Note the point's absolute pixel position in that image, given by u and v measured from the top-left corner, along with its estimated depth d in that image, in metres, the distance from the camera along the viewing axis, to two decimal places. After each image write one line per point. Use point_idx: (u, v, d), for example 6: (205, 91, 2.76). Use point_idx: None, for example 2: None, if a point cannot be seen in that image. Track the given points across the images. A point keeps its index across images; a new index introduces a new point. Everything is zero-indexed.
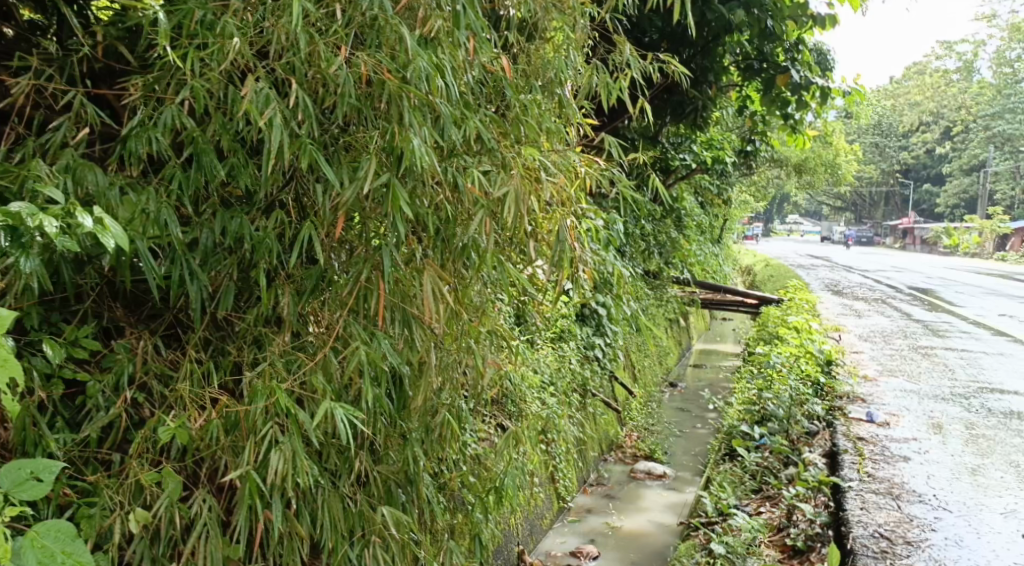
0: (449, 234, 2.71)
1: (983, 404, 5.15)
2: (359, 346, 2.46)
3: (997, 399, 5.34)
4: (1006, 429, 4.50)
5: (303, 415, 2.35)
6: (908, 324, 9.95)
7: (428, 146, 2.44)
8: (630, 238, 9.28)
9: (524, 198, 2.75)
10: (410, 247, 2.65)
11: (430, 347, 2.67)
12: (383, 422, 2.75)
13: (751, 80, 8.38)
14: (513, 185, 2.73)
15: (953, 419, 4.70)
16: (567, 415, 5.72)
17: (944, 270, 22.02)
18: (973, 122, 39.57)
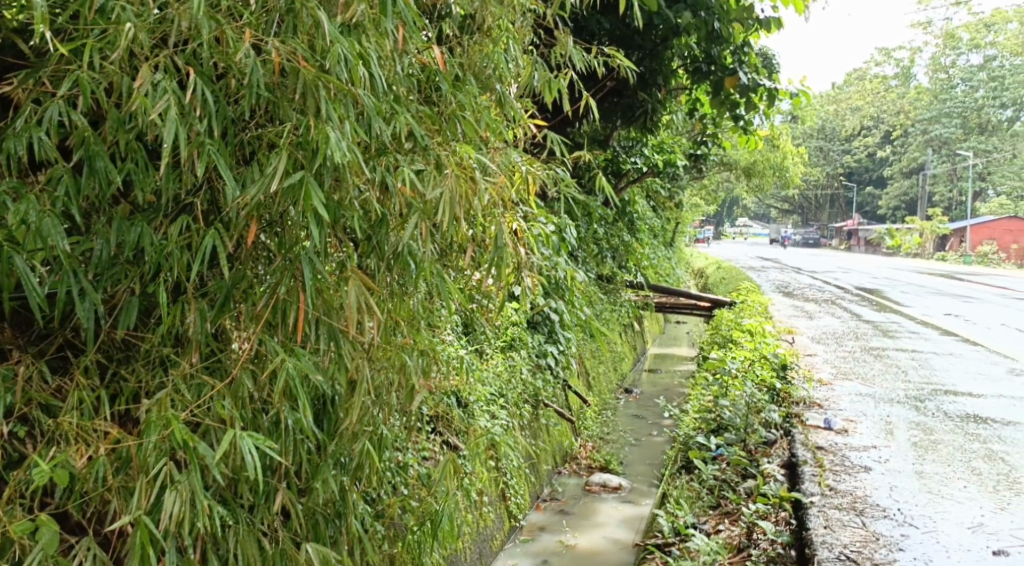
0: (381, 239, 2.51)
1: (937, 407, 5.05)
2: (286, 360, 2.24)
3: (951, 401, 5.26)
4: (963, 433, 4.40)
5: (202, 448, 2.13)
6: (858, 325, 9.94)
7: (350, 142, 2.25)
8: (582, 243, 9.12)
9: (459, 200, 2.58)
10: (336, 254, 2.44)
11: (359, 363, 2.45)
12: (310, 447, 2.55)
13: (700, 83, 8.28)
14: (447, 185, 2.53)
15: (908, 423, 4.59)
16: (518, 428, 5.50)
17: (890, 271, 22.27)
18: (912, 126, 40.35)
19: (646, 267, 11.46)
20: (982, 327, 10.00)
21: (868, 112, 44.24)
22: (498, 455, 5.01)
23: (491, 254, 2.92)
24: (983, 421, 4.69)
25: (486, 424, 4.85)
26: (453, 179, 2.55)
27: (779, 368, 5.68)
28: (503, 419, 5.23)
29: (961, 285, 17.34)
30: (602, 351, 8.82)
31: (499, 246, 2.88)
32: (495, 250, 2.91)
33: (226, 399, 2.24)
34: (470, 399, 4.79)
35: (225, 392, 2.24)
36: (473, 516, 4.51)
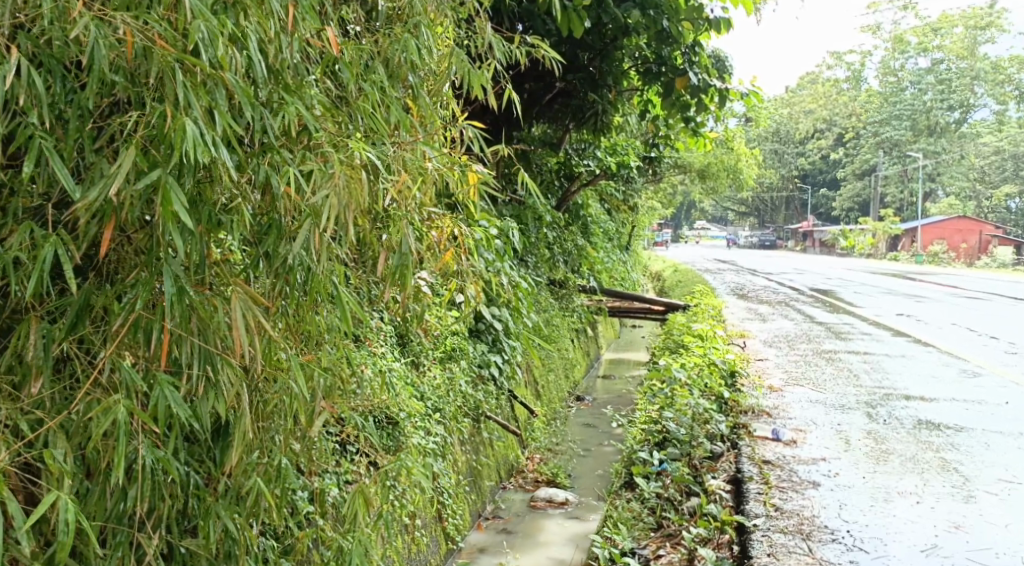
0: (273, 247, 2.22)
1: (888, 413, 4.86)
2: (119, 400, 1.97)
3: (903, 406, 5.07)
4: (915, 442, 4.20)
5: (11, 506, 1.84)
6: (811, 327, 9.80)
7: (215, 134, 1.95)
8: (533, 247, 8.89)
9: (347, 203, 2.27)
10: (214, 264, 2.15)
11: (238, 389, 2.17)
12: (193, 484, 2.30)
13: (651, 84, 8.08)
14: (335, 186, 2.24)
15: (858, 431, 4.38)
16: (456, 443, 5.22)
17: (844, 272, 22.31)
18: (865, 127, 40.79)
19: (600, 271, 11.25)
20: (934, 327, 9.92)
21: (822, 115, 44.68)
22: (434, 474, 4.72)
23: (392, 263, 2.66)
24: (936, 428, 4.51)
25: (415, 443, 4.52)
26: (345, 180, 2.27)
27: (728, 375, 5.47)
28: (440, 435, 4.94)
29: (913, 285, 17.37)
30: (553, 358, 8.56)
31: (402, 254, 2.61)
32: (397, 259, 2.64)
33: (60, 439, 1.95)
34: (402, 415, 4.49)
35: (59, 430, 1.96)
36: (402, 541, 4.24)
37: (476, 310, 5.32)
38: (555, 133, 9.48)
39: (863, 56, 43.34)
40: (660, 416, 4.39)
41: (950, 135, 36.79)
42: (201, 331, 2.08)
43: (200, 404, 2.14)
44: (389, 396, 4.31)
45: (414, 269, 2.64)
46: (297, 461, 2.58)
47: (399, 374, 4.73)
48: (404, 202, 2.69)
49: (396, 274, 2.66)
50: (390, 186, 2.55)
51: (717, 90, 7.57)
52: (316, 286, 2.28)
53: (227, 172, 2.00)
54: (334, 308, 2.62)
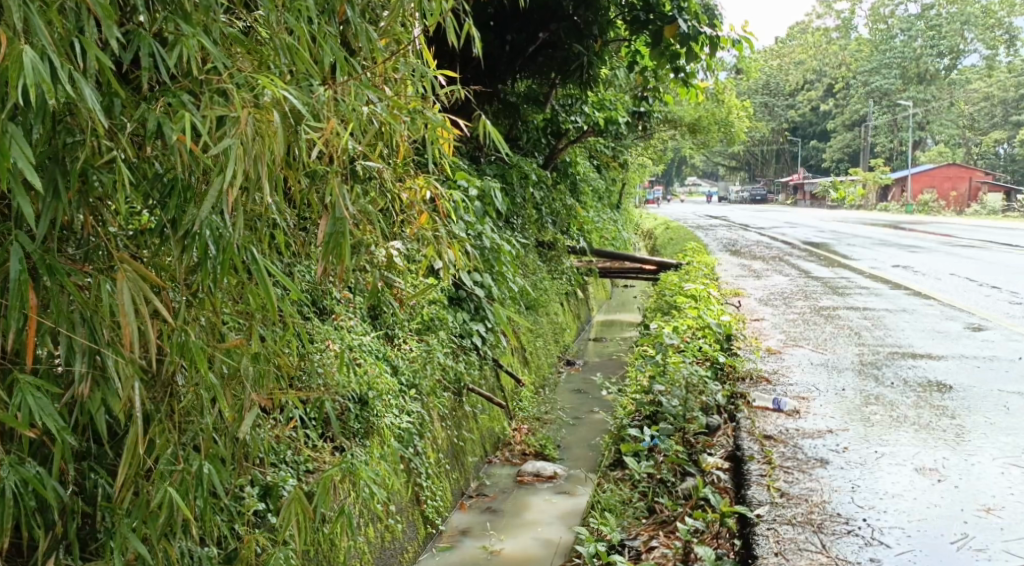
0: (180, 211, 1.97)
1: (895, 374, 4.52)
2: None
3: (911, 366, 4.73)
4: (928, 406, 3.86)
5: None
6: (807, 282, 9.45)
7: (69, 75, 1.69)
8: (518, 208, 8.53)
9: (256, 154, 1.93)
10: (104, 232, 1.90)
11: (137, 381, 1.92)
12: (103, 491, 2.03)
13: (639, 33, 7.66)
14: (242, 134, 1.91)
15: (865, 397, 4.04)
16: (434, 420, 4.88)
17: (835, 225, 21.99)
18: (856, 77, 40.25)
19: (591, 231, 10.87)
20: (932, 278, 9.61)
21: (813, 66, 44.25)
22: (409, 454, 4.39)
23: (327, 230, 2.33)
24: (947, 390, 4.18)
25: (385, 423, 4.16)
26: (256, 127, 1.93)
27: (723, 340, 5.10)
28: (417, 412, 4.60)
29: (905, 236, 17.08)
30: (539, 323, 8.22)
31: (334, 220, 2.28)
32: (332, 226, 2.32)
33: None
34: (372, 394, 4.13)
35: None
36: (372, 530, 3.91)
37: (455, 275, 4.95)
38: (540, 89, 9.10)
39: (853, 4, 42.83)
40: (652, 387, 4.05)
41: (940, 82, 36.52)
42: (85, 318, 1.85)
43: (89, 405, 1.88)
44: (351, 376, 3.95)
45: (349, 236, 2.31)
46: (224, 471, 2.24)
47: (365, 350, 4.37)
48: (335, 152, 2.34)
49: (331, 243, 2.33)
50: (318, 136, 2.17)
51: (708, 37, 7.18)
52: (229, 258, 1.98)
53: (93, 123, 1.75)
54: (239, 284, 2.21)
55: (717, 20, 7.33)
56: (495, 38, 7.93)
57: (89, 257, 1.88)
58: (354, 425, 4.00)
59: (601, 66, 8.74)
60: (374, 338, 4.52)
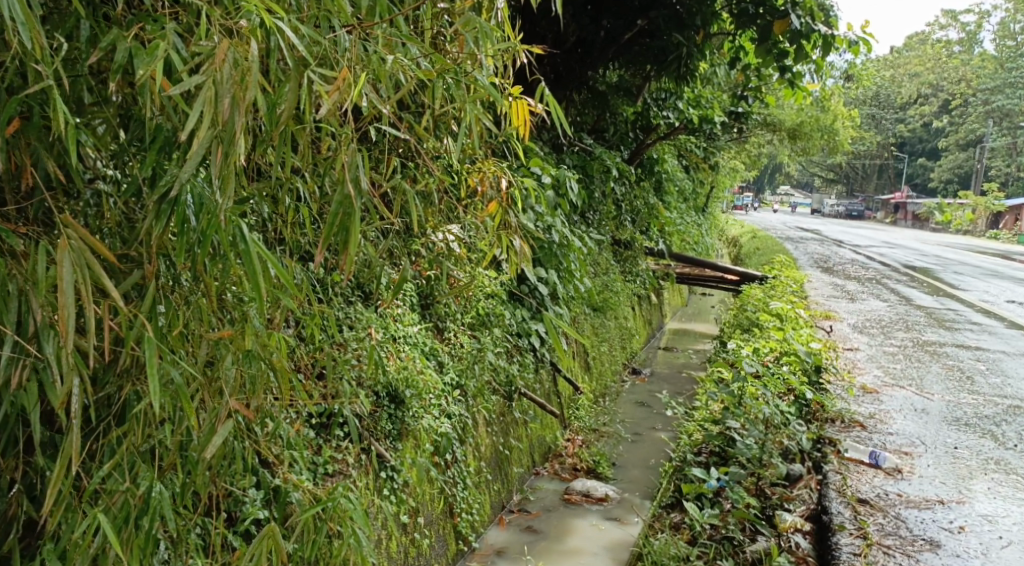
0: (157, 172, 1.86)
1: (1017, 436, 3.93)
2: None
3: None
4: None
5: None
6: (908, 311, 8.74)
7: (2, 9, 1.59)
8: (596, 203, 8.10)
9: (233, 102, 1.73)
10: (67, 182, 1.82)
11: (80, 372, 1.76)
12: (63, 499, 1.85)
13: (747, 27, 7.04)
14: (214, 73, 1.72)
15: (982, 462, 3.51)
16: (479, 425, 4.48)
17: (939, 247, 20.82)
18: (971, 96, 38.34)
19: (671, 234, 10.33)
20: None
21: (928, 80, 42.31)
22: (446, 462, 3.94)
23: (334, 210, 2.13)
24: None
25: (417, 425, 3.66)
26: (235, 67, 1.74)
27: (813, 371, 4.53)
28: (460, 414, 4.15)
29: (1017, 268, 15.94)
30: (605, 327, 7.79)
31: (341, 199, 2.11)
32: (341, 206, 2.13)
33: None
34: (409, 392, 3.61)
35: None
36: (404, 548, 3.50)
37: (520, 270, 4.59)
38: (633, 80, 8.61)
39: (977, 18, 40.74)
40: (725, 424, 3.65)
41: None
42: (24, 296, 1.71)
43: (20, 396, 1.74)
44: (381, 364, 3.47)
45: (359, 220, 2.12)
46: (185, 496, 2.08)
47: (409, 343, 3.98)
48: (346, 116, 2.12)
49: (336, 225, 2.13)
50: (327, 88, 1.92)
51: (819, 35, 6.44)
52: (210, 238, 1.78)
53: (40, 59, 1.68)
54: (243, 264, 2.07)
55: (834, 18, 6.62)
56: (591, 23, 7.42)
57: (37, 214, 1.79)
58: (386, 427, 3.51)
59: (701, 61, 8.17)
60: (421, 333, 4.15)
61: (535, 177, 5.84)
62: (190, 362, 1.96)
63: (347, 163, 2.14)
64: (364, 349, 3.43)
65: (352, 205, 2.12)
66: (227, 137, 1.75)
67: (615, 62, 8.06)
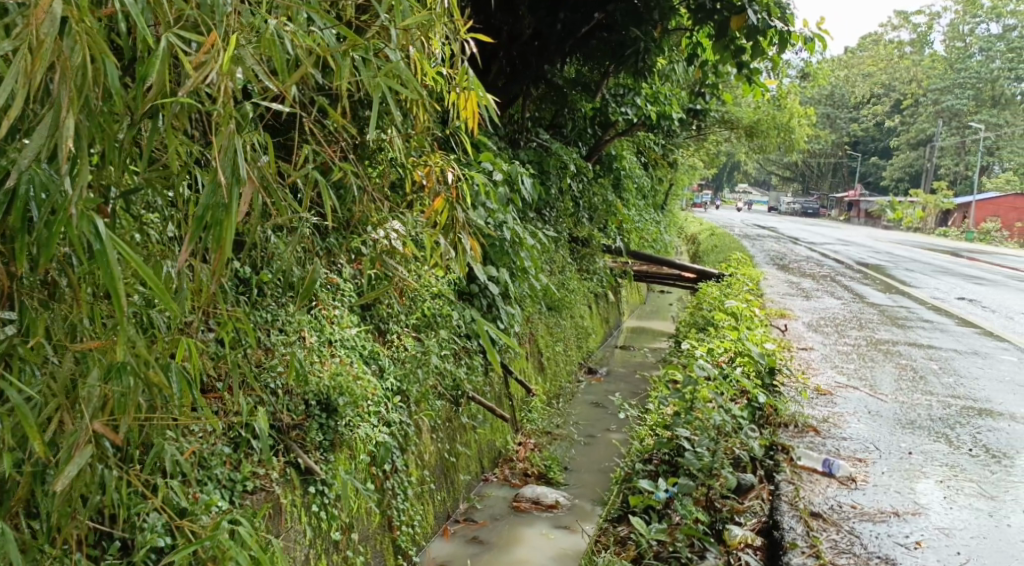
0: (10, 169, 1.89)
1: (972, 439, 3.83)
2: None
3: (990, 429, 4.03)
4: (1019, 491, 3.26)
5: None
6: (862, 308, 8.70)
7: None
8: (553, 200, 7.94)
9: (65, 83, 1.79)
10: None
11: None
12: None
13: (704, 24, 6.91)
14: (30, 38, 1.74)
15: (937, 469, 3.45)
16: (422, 431, 4.30)
17: (891, 245, 21.00)
18: (923, 96, 38.88)
19: (629, 231, 10.21)
20: (1001, 316, 8.80)
21: (880, 80, 42.87)
22: (385, 472, 3.74)
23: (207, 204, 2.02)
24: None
25: (350, 433, 3.44)
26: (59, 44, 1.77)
27: (767, 374, 4.39)
28: (400, 422, 3.94)
29: (969, 265, 16.08)
30: (561, 327, 7.64)
31: (211, 188, 2.01)
32: (213, 200, 2.02)
33: None
34: (342, 400, 3.37)
35: None
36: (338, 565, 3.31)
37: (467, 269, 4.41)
38: (591, 76, 8.49)
39: (930, 19, 41.39)
40: (675, 430, 3.51)
41: (1015, 107, 35.01)
42: None
43: None
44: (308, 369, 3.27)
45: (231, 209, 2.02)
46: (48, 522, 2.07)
47: (346, 347, 3.78)
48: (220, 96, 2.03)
49: (208, 217, 2.01)
50: (194, 55, 1.98)
51: (777, 33, 6.34)
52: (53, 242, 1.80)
53: None
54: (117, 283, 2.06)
55: (791, 15, 6.52)
56: (547, 15, 7.21)
57: None
58: (315, 438, 3.28)
59: (659, 58, 8.03)
60: (359, 336, 3.95)
61: (486, 172, 5.67)
62: (48, 381, 1.96)
63: (219, 150, 2.03)
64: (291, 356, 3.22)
65: (226, 196, 2.03)
66: (54, 112, 1.79)
67: (573, 56, 7.87)
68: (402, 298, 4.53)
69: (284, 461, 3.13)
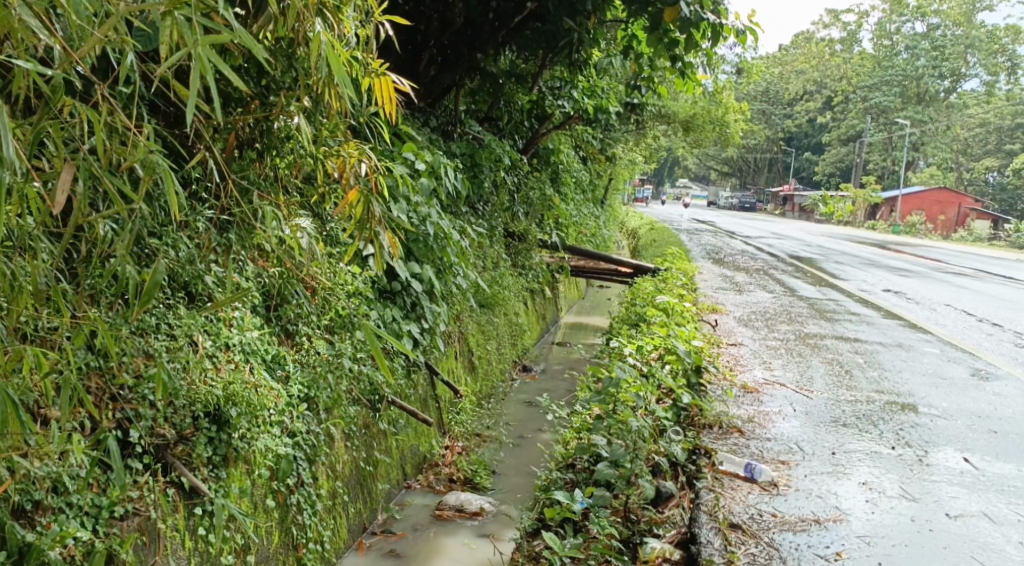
0: None
1: (894, 436, 3.74)
2: None
3: (912, 425, 3.95)
4: (939, 494, 3.19)
5: None
6: (794, 302, 8.67)
7: None
8: (485, 194, 7.75)
9: None
10: None
11: None
12: None
13: (638, 16, 6.75)
14: None
15: (859, 470, 3.35)
16: (333, 440, 4.06)
17: (822, 239, 21.27)
18: (854, 92, 39.62)
19: (567, 226, 10.07)
20: (928, 308, 8.85)
21: (812, 77, 43.58)
22: (288, 487, 3.54)
23: None
24: (958, 471, 3.40)
25: (243, 446, 3.24)
26: None
27: (694, 374, 4.25)
28: (307, 431, 3.71)
29: (898, 257, 16.30)
30: (493, 324, 7.44)
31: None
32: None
33: None
34: (235, 411, 3.18)
35: None
36: None
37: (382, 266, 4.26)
38: (526, 68, 8.29)
39: (860, 17, 42.18)
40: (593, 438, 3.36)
41: (940, 104, 35.88)
42: None
43: None
44: (188, 383, 3.08)
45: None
46: None
47: (240, 352, 3.57)
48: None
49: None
50: None
51: (710, 26, 6.17)
52: None
53: None
54: None
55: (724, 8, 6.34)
56: (478, 4, 7.02)
57: None
58: (202, 453, 3.09)
59: (593, 51, 7.88)
60: (257, 339, 3.71)
61: (409, 165, 5.45)
62: None
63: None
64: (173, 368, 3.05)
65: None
66: None
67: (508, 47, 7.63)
68: (314, 297, 4.31)
69: (164, 482, 2.98)
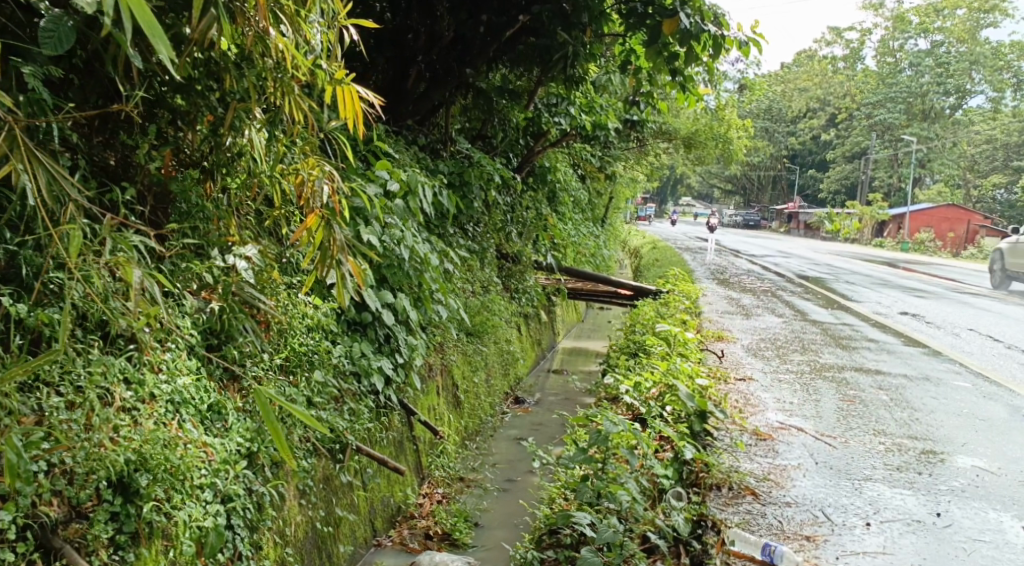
0: None
1: (933, 509, 3.30)
2: None
3: (957, 490, 3.48)
4: None
5: None
6: (805, 327, 8.13)
7: None
8: (476, 215, 7.24)
9: None
10: None
11: None
12: None
13: (636, 29, 6.21)
14: None
15: (898, 556, 2.98)
16: (284, 502, 3.52)
17: (830, 258, 20.71)
18: (857, 110, 39.18)
19: (564, 247, 9.53)
20: (947, 333, 8.31)
21: (815, 94, 43.14)
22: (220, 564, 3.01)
23: None
24: (1019, 546, 3.07)
25: (157, 521, 2.77)
26: None
27: (699, 421, 3.73)
28: (245, 494, 3.18)
29: (908, 277, 15.74)
30: (483, 354, 6.89)
31: None
32: None
33: None
34: (148, 478, 2.75)
35: None
36: None
37: (350, 296, 3.74)
38: (521, 84, 7.76)
39: (862, 34, 41.78)
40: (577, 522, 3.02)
41: (943, 121, 35.41)
42: None
43: None
44: (97, 441, 2.66)
45: None
46: None
47: (168, 402, 3.04)
48: None
49: None
50: None
51: (711, 38, 5.61)
52: None
53: None
54: None
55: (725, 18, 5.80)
56: (469, 17, 6.50)
57: None
58: (102, 534, 2.65)
59: (592, 64, 7.35)
60: (182, 386, 3.13)
61: (382, 184, 4.93)
62: None
63: None
64: (63, 428, 2.61)
65: None
66: None
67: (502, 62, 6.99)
68: (267, 337, 3.84)
69: None
